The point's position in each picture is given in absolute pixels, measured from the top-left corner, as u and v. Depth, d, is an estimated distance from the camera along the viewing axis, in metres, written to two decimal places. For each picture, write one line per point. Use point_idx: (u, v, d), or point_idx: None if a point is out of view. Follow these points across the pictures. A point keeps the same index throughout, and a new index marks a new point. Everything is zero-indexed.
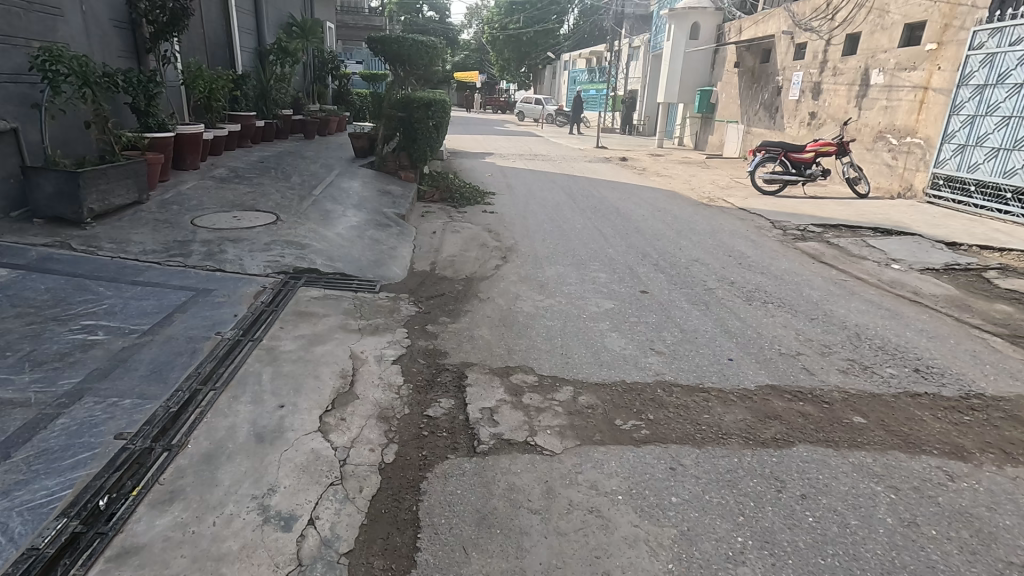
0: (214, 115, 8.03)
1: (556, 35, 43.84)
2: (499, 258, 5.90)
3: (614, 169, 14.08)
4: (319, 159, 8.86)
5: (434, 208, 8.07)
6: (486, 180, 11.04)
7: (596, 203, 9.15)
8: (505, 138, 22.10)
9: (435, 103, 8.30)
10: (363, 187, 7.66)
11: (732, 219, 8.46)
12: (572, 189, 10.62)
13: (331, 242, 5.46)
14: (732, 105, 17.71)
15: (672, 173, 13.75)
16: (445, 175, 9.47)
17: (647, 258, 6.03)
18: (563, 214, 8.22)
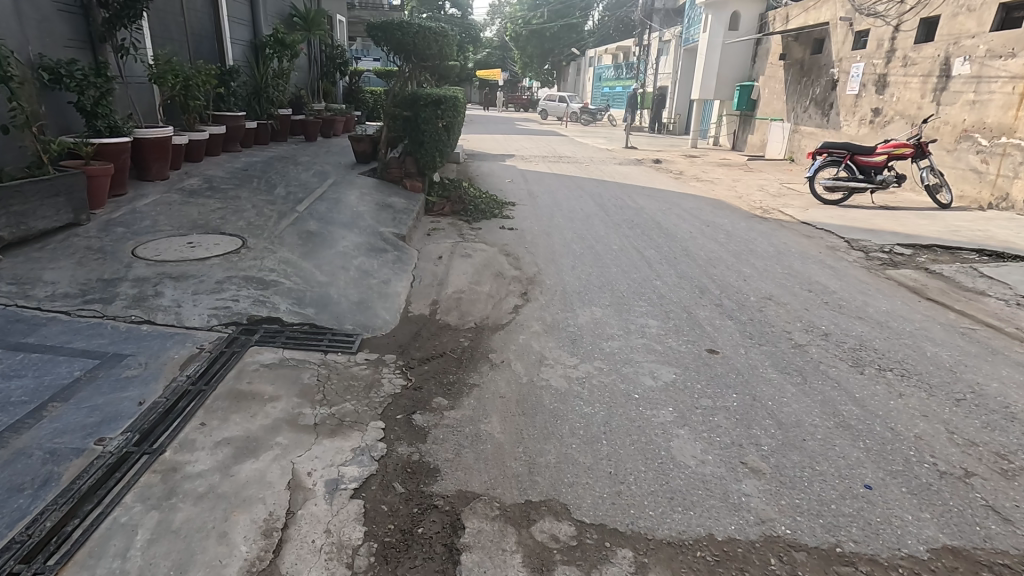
0: (191, 116, 6.97)
1: (580, 30, 42.33)
2: (519, 294, 4.70)
3: (647, 173, 12.72)
4: (315, 165, 7.76)
5: (443, 223, 6.89)
6: (505, 187, 9.84)
7: (632, 216, 7.86)
8: (526, 138, 20.83)
9: (446, 101, 7.12)
10: (360, 198, 6.53)
11: (796, 237, 7.11)
12: (603, 198, 9.34)
13: (304, 276, 4.31)
14: (777, 101, 16.17)
15: (712, 178, 12.36)
16: (458, 183, 8.29)
17: (706, 294, 4.77)
18: (595, 229, 6.97)
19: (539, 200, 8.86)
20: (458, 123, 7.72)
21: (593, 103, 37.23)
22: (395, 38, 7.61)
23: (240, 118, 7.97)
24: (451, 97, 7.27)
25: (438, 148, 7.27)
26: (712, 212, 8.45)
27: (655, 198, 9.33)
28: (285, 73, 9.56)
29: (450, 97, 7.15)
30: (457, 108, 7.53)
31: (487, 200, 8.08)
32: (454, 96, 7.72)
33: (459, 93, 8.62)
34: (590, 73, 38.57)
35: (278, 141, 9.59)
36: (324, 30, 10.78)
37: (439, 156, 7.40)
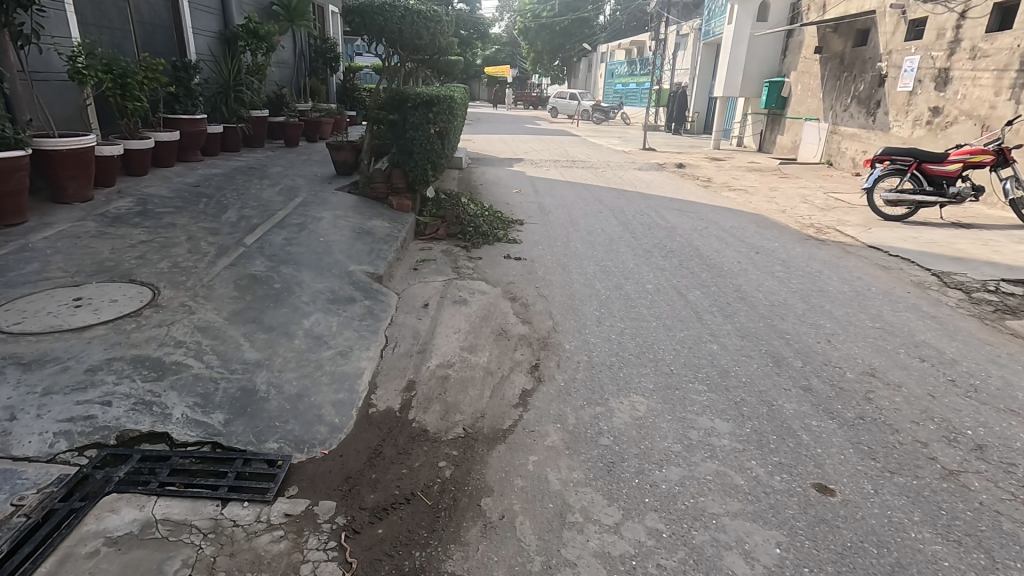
0: (131, 119, 5.77)
1: (592, 25, 40.86)
2: (528, 368, 3.43)
3: (672, 181, 11.39)
4: (285, 178, 6.53)
5: (435, 252, 5.63)
6: (512, 200, 8.56)
7: (664, 239, 6.56)
8: (536, 139, 19.51)
9: (441, 101, 5.85)
10: (331, 222, 5.27)
11: (869, 268, 5.80)
12: (627, 212, 8.04)
13: (225, 352, 3.05)
14: (811, 99, 14.75)
15: (745, 186, 11.01)
16: (456, 198, 7.05)
17: (784, 371, 3.47)
18: (622, 258, 5.71)
19: (551, 217, 7.58)
20: (455, 128, 6.48)
21: (605, 100, 35.79)
22: (376, 24, 6.30)
23: (200, 123, 6.77)
24: (447, 96, 6.00)
25: (430, 157, 6.00)
26: (756, 232, 7.13)
27: (687, 213, 8.01)
28: (261, 70, 8.37)
29: (445, 97, 5.88)
30: (454, 109, 6.27)
31: (490, 219, 6.81)
32: (452, 95, 6.46)
33: (459, 93, 7.35)
34: (602, 69, 37.11)
35: (252, 147, 8.40)
36: (310, 22, 9.57)
37: (433, 168, 6.14)
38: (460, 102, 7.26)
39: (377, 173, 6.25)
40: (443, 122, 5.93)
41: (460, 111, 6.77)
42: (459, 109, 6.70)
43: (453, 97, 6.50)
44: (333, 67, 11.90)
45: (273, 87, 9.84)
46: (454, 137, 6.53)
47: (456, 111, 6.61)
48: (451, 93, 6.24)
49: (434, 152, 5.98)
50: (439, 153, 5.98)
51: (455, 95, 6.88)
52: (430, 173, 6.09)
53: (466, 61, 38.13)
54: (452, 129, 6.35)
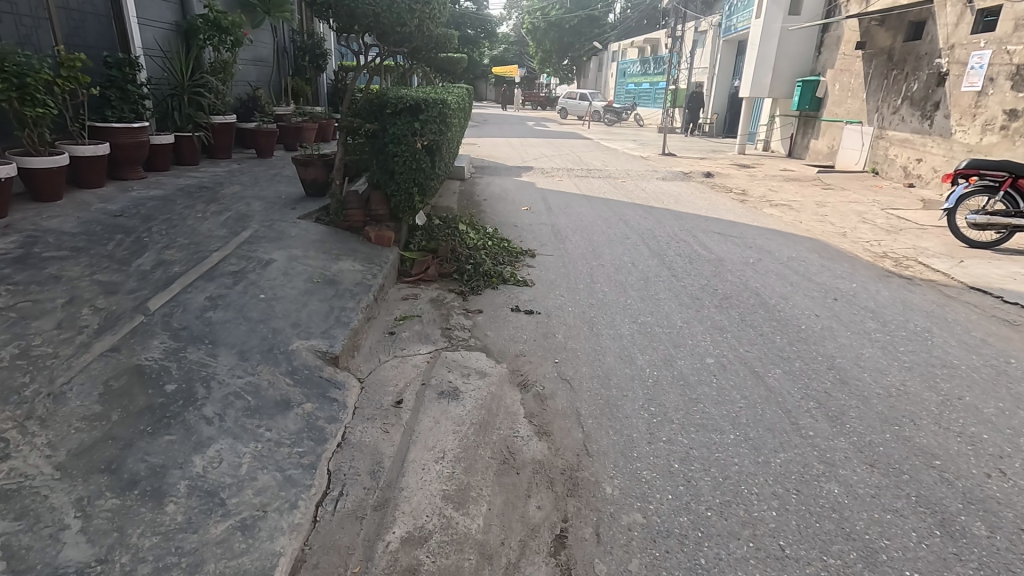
0: (35, 129, 4.57)
1: (602, 22, 39.45)
2: (551, 545, 2.14)
3: (702, 193, 10.02)
4: (239, 202, 5.24)
5: (421, 303, 4.34)
6: (519, 221, 7.24)
7: (711, 278, 5.24)
8: (546, 143, 18.19)
9: (432, 105, 4.53)
10: (283, 268, 3.98)
11: (987, 322, 4.44)
12: (658, 236, 6.71)
13: (25, 553, 1.76)
14: (852, 100, 13.31)
15: (786, 200, 9.63)
16: (452, 223, 5.75)
17: (965, 550, 2.14)
18: (665, 311, 4.39)
19: (568, 244, 6.25)
20: (450, 140, 5.18)
21: (616, 100, 34.37)
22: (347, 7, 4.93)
23: (139, 133, 5.56)
24: (440, 100, 4.69)
25: (419, 178, 4.67)
26: (821, 265, 5.78)
27: (731, 239, 6.67)
28: (226, 67, 7.14)
29: (438, 101, 4.58)
30: (450, 115, 4.97)
31: (494, 251, 5.51)
32: (445, 96, 5.15)
33: (456, 97, 6.05)
34: (612, 68, 35.71)
35: (215, 159, 7.22)
36: (290, 13, 8.36)
37: (421, 191, 4.82)
38: (456, 107, 5.96)
39: (351, 197, 4.94)
40: (436, 131, 4.61)
41: (456, 116, 5.46)
42: (454, 114, 5.37)
43: (447, 99, 5.19)
44: (319, 66, 10.63)
45: (246, 88, 8.60)
46: (449, 150, 5.23)
47: (453, 119, 5.31)
48: (446, 94, 4.93)
49: (424, 171, 4.65)
50: (429, 172, 4.66)
51: (451, 98, 5.57)
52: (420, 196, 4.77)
53: (473, 60, 36.80)
54: (448, 140, 5.04)
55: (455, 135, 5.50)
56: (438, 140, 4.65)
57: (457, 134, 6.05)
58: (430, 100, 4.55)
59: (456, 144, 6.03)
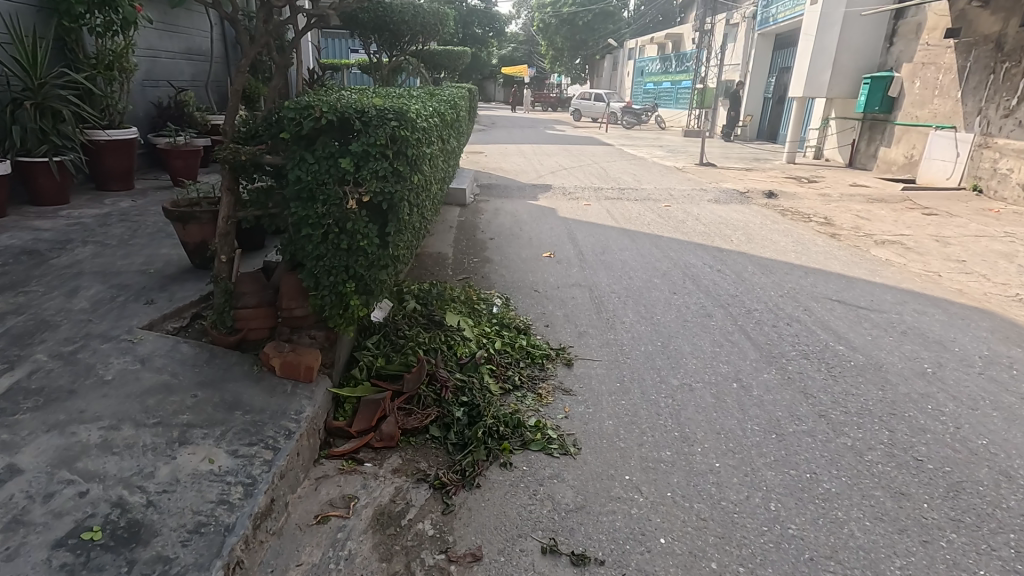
0: None
1: (618, 19, 37.13)
2: None
3: (774, 222, 7.69)
4: (59, 288, 3.01)
5: (353, 539, 2.08)
6: (541, 281, 4.98)
7: (890, 425, 2.95)
8: (563, 150, 15.89)
9: (400, 120, 2.23)
10: (16, 503, 1.72)
11: None
12: (753, 311, 4.40)
13: None
14: (940, 99, 10.92)
15: (890, 233, 7.29)
16: (436, 310, 3.50)
17: None
18: (862, 551, 2.11)
19: (622, 331, 3.97)
20: (427, 184, 2.89)
21: (633, 101, 31.93)
22: None
23: None
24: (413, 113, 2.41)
25: (366, 266, 2.30)
26: None
27: (865, 317, 4.37)
28: (118, 59, 4.93)
29: (409, 116, 2.29)
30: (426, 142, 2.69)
31: (503, 366, 3.26)
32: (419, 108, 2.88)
33: (441, 113, 3.78)
34: (628, 66, 33.32)
35: (107, 190, 5.05)
36: None
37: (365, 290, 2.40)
38: (440, 128, 3.69)
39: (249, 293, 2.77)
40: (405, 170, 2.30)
41: (434, 144, 3.20)
42: (431, 139, 3.11)
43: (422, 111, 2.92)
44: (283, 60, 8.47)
45: (168, 91, 6.42)
46: (424, 204, 2.91)
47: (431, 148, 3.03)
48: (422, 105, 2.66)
49: (376, 252, 2.29)
50: (386, 255, 2.31)
51: (430, 109, 3.31)
52: (367, 300, 2.40)
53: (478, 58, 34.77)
54: (421, 187, 2.74)
55: (433, 173, 3.21)
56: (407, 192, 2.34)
57: (440, 170, 3.76)
58: (394, 111, 2.24)
59: (438, 182, 3.75)
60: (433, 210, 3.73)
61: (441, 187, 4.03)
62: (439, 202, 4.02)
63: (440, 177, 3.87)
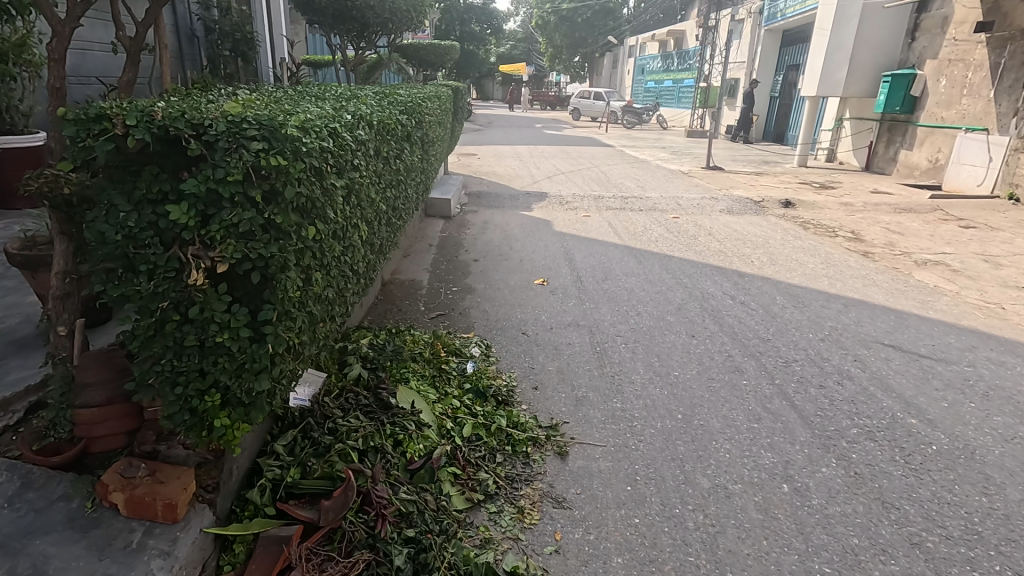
0: None
1: (618, 15, 36.18)
2: None
3: (796, 236, 6.82)
4: None
5: None
6: (531, 320, 4.14)
7: (1011, 562, 2.09)
8: (562, 152, 15.05)
9: (274, 145, 1.56)
10: None
11: None
12: (792, 363, 3.55)
13: None
14: (969, 99, 10.08)
15: (928, 250, 6.43)
16: (384, 379, 2.66)
17: None
18: None
19: (630, 397, 3.13)
20: (348, 230, 2.19)
21: (634, 99, 31.01)
22: None
23: None
24: (307, 136, 1.73)
25: (232, 371, 1.58)
26: None
27: (933, 372, 3.51)
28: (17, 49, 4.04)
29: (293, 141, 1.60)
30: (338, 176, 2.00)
31: (472, 464, 2.42)
32: (341, 123, 2.19)
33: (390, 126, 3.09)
34: (629, 63, 32.41)
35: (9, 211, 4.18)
36: None
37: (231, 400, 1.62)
38: (388, 143, 2.97)
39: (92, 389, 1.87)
40: (285, 221, 1.61)
41: (369, 171, 2.50)
42: (362, 165, 2.41)
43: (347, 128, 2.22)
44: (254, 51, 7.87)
45: (101, 89, 5.59)
46: (346, 254, 2.21)
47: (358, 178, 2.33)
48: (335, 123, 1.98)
49: (246, 349, 1.58)
50: (265, 353, 1.60)
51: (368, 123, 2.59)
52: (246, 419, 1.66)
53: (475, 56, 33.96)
54: (334, 236, 2.04)
55: (367, 208, 2.51)
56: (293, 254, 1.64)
57: (390, 196, 3.06)
58: (267, 127, 1.57)
59: (387, 210, 3.02)
60: (381, 249, 3.00)
61: (396, 217, 3.33)
62: (392, 233, 3.30)
63: (392, 206, 3.15)
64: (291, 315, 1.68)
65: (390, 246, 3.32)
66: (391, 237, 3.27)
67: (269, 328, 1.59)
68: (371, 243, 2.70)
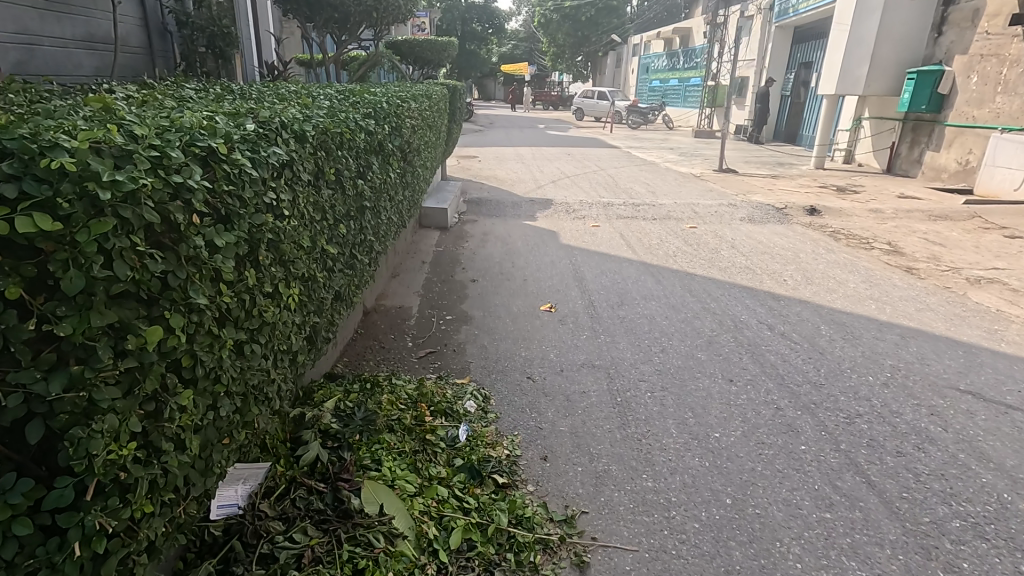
0: None
1: (622, 14, 35.53)
2: None
3: (828, 249, 6.19)
4: None
5: None
6: (538, 359, 3.51)
7: None
8: (566, 154, 14.43)
9: (36, 194, 1.04)
10: None
11: None
12: (856, 419, 2.92)
13: None
14: (1003, 97, 9.46)
15: (977, 265, 5.79)
16: (348, 462, 2.06)
17: None
18: None
19: (665, 471, 2.50)
20: (256, 295, 1.64)
21: (639, 100, 30.33)
22: None
23: None
24: (127, 169, 1.18)
25: None
26: None
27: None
28: None
29: (73, 172, 1.08)
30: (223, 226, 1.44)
31: None
32: (242, 139, 1.62)
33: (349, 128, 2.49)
34: (633, 63, 31.75)
35: None
36: None
37: None
38: (344, 154, 2.38)
39: None
40: (82, 333, 1.08)
41: (304, 202, 1.93)
42: (290, 195, 1.83)
43: (256, 149, 1.65)
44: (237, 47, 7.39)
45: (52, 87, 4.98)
46: (260, 328, 1.66)
47: (279, 216, 1.77)
48: (209, 142, 1.42)
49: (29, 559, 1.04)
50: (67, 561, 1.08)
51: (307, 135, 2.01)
52: None
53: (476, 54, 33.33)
54: (227, 318, 1.50)
55: (303, 250, 1.94)
56: (103, 390, 1.12)
57: (349, 219, 2.46)
58: (17, 155, 1.07)
59: (347, 241, 2.44)
60: (342, 290, 2.43)
61: (366, 242, 2.73)
62: (361, 263, 2.71)
63: (355, 230, 2.57)
64: (121, 482, 1.17)
65: (360, 279, 2.75)
66: (360, 268, 2.69)
67: (72, 520, 1.09)
68: (318, 289, 2.13)
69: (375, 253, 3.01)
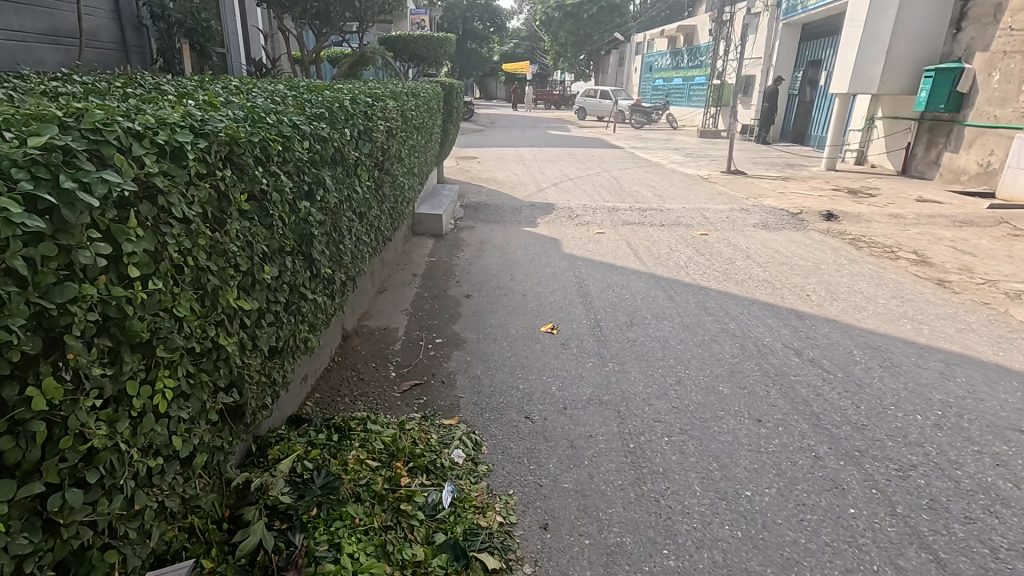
0: None
1: (625, 12, 35.05)
2: None
3: (851, 259, 5.76)
4: None
5: None
6: (538, 393, 3.08)
7: None
8: (568, 154, 14.00)
9: None
10: None
11: None
12: (911, 472, 2.49)
13: None
14: None
15: (1014, 277, 5.35)
16: (297, 554, 1.68)
17: None
18: None
19: (691, 546, 2.08)
20: (62, 407, 1.12)
21: (642, 98, 29.88)
22: None
23: None
24: None
25: None
26: None
27: None
28: None
29: None
30: None
31: None
32: (18, 168, 1.07)
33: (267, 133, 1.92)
34: (636, 61, 31.28)
35: None
36: None
37: None
38: (257, 168, 1.82)
39: None
40: None
41: (171, 247, 1.39)
42: (141, 238, 1.29)
43: (56, 182, 1.12)
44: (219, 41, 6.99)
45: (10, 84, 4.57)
46: (70, 444, 1.14)
47: (116, 274, 1.24)
48: None
49: None
50: None
51: (182, 150, 1.46)
52: None
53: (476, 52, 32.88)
54: None
55: (174, 309, 1.39)
56: None
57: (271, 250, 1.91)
58: None
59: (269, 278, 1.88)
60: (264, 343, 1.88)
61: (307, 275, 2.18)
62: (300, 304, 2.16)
63: (291, 264, 2.07)
64: None
65: (302, 322, 2.20)
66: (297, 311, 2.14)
67: None
68: (212, 355, 1.59)
69: (331, 284, 2.48)
